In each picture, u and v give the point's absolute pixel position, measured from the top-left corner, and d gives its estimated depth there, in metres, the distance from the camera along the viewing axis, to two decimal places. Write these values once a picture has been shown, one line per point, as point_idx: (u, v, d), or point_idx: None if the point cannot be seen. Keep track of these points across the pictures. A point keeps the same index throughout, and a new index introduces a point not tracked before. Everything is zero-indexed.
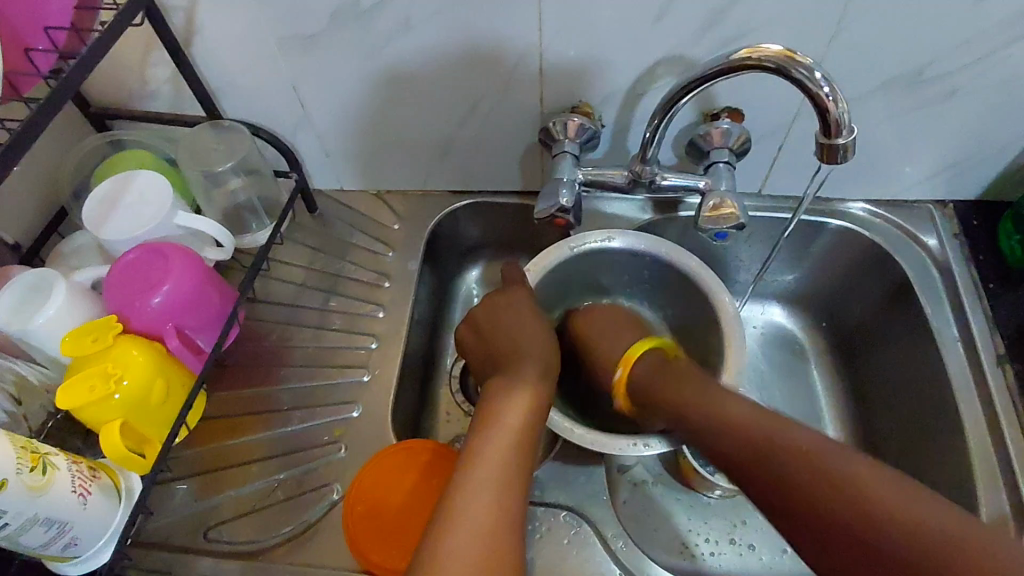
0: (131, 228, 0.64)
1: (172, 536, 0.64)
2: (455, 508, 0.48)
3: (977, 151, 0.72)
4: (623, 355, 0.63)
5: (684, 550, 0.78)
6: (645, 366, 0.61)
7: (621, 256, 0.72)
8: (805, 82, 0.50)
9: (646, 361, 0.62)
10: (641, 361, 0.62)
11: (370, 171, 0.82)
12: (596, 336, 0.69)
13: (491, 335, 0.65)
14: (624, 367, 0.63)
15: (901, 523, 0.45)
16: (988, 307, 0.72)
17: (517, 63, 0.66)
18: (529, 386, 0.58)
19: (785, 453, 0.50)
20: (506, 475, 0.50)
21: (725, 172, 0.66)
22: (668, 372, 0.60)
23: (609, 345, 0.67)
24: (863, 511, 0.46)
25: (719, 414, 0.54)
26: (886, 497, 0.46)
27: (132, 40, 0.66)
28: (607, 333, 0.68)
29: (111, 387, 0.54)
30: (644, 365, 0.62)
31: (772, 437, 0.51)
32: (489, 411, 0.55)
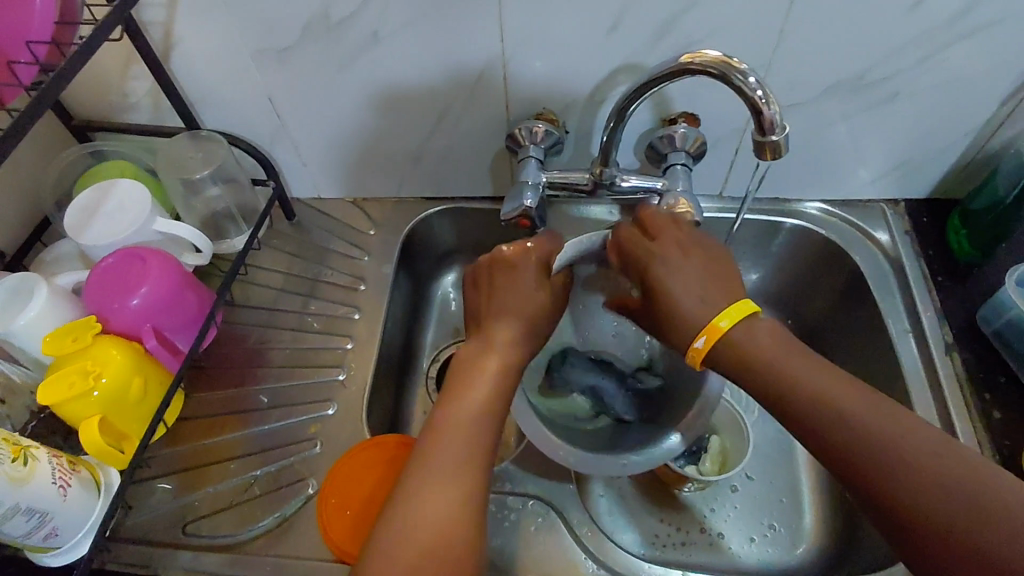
0: (111, 233, 0.67)
1: (149, 532, 0.65)
2: (417, 490, 0.47)
3: (922, 151, 0.76)
4: (713, 323, 0.52)
5: (656, 541, 0.80)
6: (739, 334, 0.52)
7: (610, 265, 0.67)
8: (741, 86, 0.53)
9: (736, 329, 0.52)
10: (737, 330, 0.52)
11: (346, 179, 0.85)
12: (679, 274, 0.55)
13: (497, 295, 0.58)
14: (708, 338, 0.52)
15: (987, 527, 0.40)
16: (937, 300, 0.75)
17: (482, 74, 0.70)
18: (506, 355, 0.55)
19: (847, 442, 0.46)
20: (473, 457, 0.49)
21: (683, 173, 0.69)
22: (777, 340, 0.51)
23: (689, 289, 0.55)
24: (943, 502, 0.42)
25: (822, 399, 0.47)
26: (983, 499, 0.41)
27: (113, 54, 0.69)
28: (688, 283, 0.55)
29: (90, 383, 0.56)
30: (742, 333, 0.52)
31: (878, 431, 0.45)
32: (459, 383, 0.53)
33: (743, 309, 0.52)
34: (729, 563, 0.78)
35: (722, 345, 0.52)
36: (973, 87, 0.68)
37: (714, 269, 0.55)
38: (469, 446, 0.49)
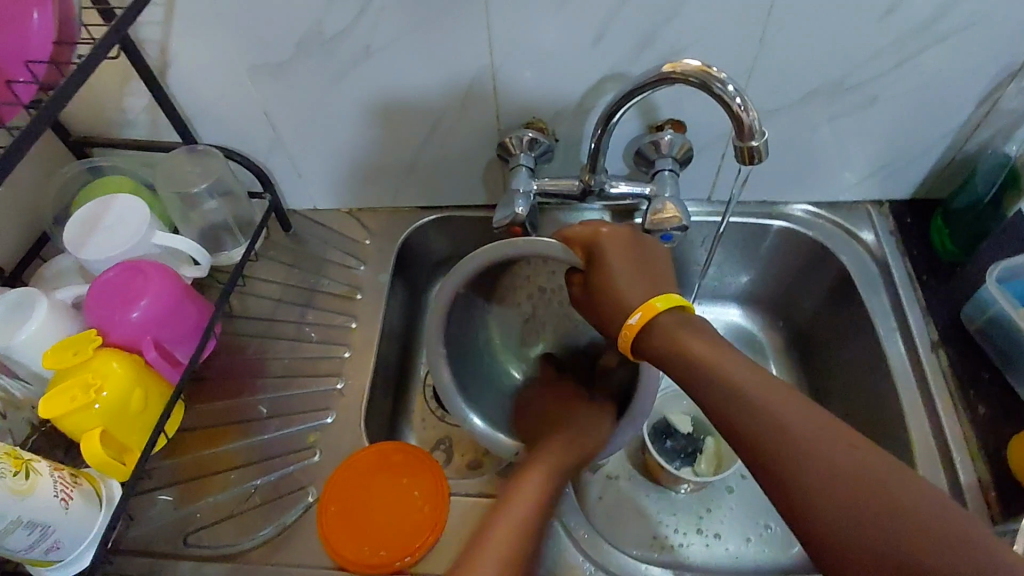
0: (111, 248, 0.68)
1: (152, 543, 0.66)
2: None
3: (904, 153, 0.77)
4: (648, 302, 0.57)
5: (654, 542, 0.81)
6: (668, 324, 0.55)
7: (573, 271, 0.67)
8: (721, 95, 0.54)
9: (670, 319, 0.56)
10: (669, 315, 0.56)
11: (341, 190, 0.86)
12: (621, 259, 0.62)
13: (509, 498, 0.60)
14: (643, 315, 0.56)
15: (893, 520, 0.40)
16: (922, 298, 0.76)
17: (471, 85, 0.71)
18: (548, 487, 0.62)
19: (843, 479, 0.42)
20: (504, 571, 0.53)
21: (670, 179, 0.71)
22: (699, 326, 0.54)
23: (630, 277, 0.60)
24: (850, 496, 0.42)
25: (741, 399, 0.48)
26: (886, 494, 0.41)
27: (110, 71, 0.70)
28: (629, 273, 0.60)
29: (91, 396, 0.57)
30: (670, 319, 0.55)
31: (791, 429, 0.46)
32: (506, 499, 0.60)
33: (675, 300, 0.57)
34: (726, 563, 0.79)
35: (656, 326, 0.56)
36: (950, 90, 0.70)
37: (645, 262, 0.62)
38: (519, 534, 0.57)
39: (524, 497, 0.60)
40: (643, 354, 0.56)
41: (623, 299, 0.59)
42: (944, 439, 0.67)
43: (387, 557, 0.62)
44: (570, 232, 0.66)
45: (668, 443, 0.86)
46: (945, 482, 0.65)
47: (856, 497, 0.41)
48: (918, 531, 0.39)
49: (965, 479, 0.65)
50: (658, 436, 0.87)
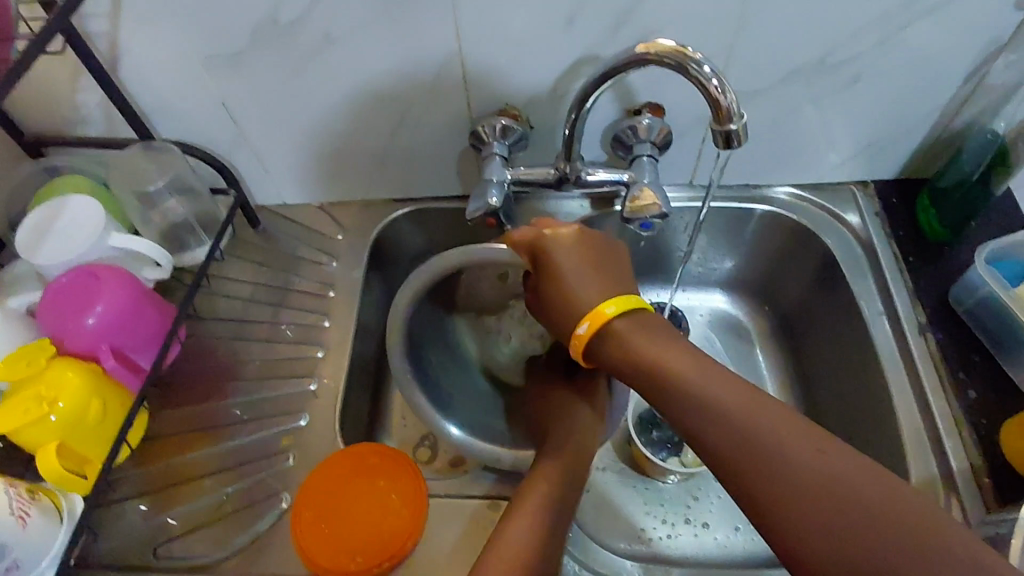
0: (66, 251, 0.65)
1: (120, 556, 0.63)
2: None
3: (890, 131, 0.75)
4: (596, 308, 0.54)
5: (641, 535, 0.79)
6: (620, 331, 0.53)
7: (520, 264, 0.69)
8: (697, 77, 0.52)
9: (617, 323, 0.53)
10: (620, 320, 0.54)
11: (310, 184, 0.83)
12: (571, 257, 0.59)
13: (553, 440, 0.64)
14: (589, 323, 0.54)
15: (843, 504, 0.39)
16: (910, 281, 0.75)
17: (440, 72, 0.68)
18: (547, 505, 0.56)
19: (809, 491, 0.40)
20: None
21: (649, 165, 0.69)
22: (655, 330, 0.52)
23: (576, 277, 0.58)
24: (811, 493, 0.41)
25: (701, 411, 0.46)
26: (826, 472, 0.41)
27: (59, 65, 0.67)
28: (575, 271, 0.58)
29: (45, 408, 0.54)
30: (624, 324, 0.53)
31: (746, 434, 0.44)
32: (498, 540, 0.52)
33: (626, 302, 0.54)
34: (715, 554, 0.78)
35: (609, 332, 0.53)
36: (937, 65, 0.68)
37: (600, 256, 0.59)
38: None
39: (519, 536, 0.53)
40: (596, 361, 0.55)
41: (576, 302, 0.56)
42: (933, 424, 0.66)
43: (363, 563, 0.60)
44: (513, 236, 0.63)
45: (654, 435, 0.84)
46: (935, 469, 0.64)
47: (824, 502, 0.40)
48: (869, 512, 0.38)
49: (956, 465, 0.63)
50: (643, 429, 0.85)
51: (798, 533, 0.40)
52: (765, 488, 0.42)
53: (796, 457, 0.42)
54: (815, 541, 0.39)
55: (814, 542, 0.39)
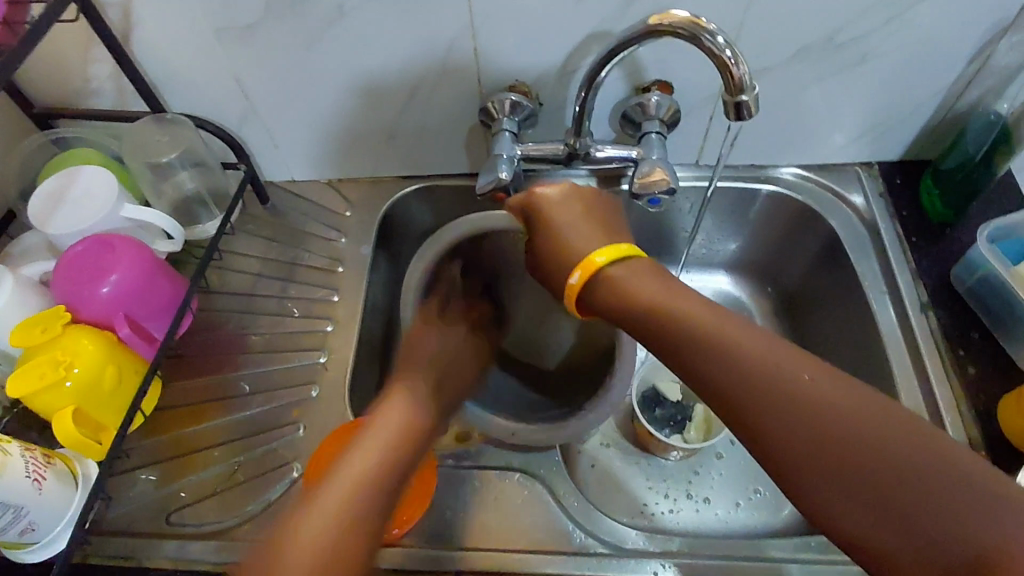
0: (79, 220, 0.65)
1: (134, 522, 0.64)
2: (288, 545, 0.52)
3: (895, 112, 0.76)
4: (589, 258, 0.55)
5: (644, 509, 0.81)
6: (622, 277, 0.53)
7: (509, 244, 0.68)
8: (710, 47, 0.52)
9: (615, 270, 0.54)
10: (615, 267, 0.54)
11: (319, 160, 0.84)
12: (567, 210, 0.60)
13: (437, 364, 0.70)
14: (582, 273, 0.55)
15: (855, 439, 0.39)
16: (912, 260, 0.76)
17: (451, 46, 0.69)
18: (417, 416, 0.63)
19: (819, 430, 0.40)
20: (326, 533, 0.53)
21: (657, 141, 0.69)
22: (652, 275, 0.52)
23: (574, 227, 0.58)
24: (824, 429, 0.40)
25: (715, 351, 0.46)
26: (842, 410, 0.40)
27: (71, 36, 0.67)
28: (575, 224, 0.59)
29: (61, 374, 0.55)
30: (618, 269, 0.54)
31: (763, 374, 0.43)
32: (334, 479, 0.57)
33: (620, 251, 0.55)
34: (716, 528, 0.79)
35: (604, 280, 0.54)
36: (943, 44, 0.68)
37: (592, 208, 0.60)
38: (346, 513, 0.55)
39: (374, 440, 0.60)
40: (592, 311, 0.55)
41: (570, 253, 0.57)
42: (932, 397, 0.67)
43: None
44: (508, 204, 0.63)
45: (658, 411, 0.85)
46: None
47: (831, 438, 0.40)
48: (883, 451, 0.38)
49: (954, 437, 0.64)
50: (647, 406, 0.86)
51: (828, 496, 0.39)
52: (776, 427, 0.42)
53: (818, 411, 0.41)
54: (824, 492, 0.39)
55: (851, 506, 0.38)
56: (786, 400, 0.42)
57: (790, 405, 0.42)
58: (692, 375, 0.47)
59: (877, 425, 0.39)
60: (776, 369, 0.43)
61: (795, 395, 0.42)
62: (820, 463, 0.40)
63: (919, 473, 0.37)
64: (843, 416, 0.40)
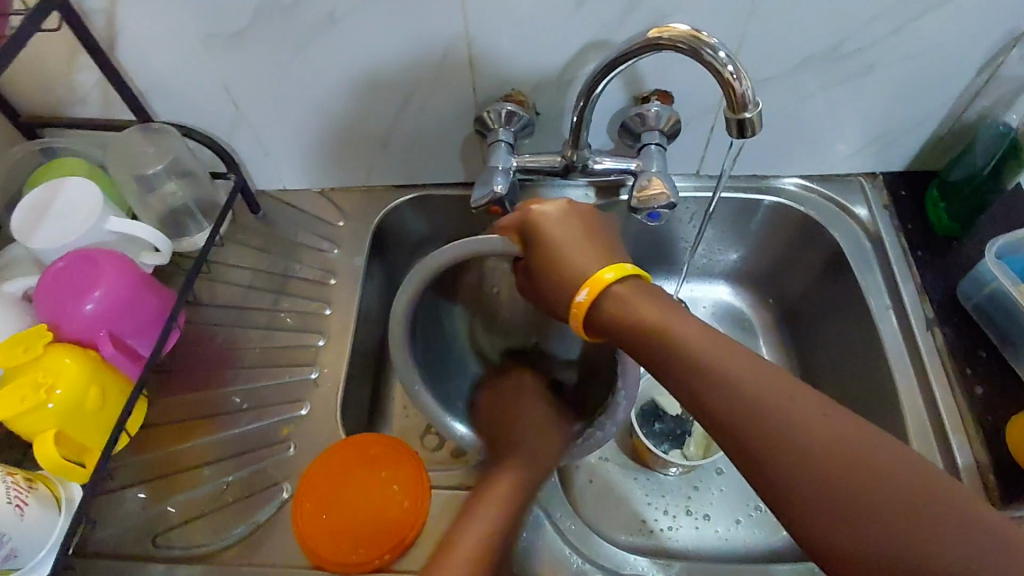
0: (63, 235, 0.64)
1: (119, 545, 0.63)
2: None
3: (900, 122, 0.74)
4: (596, 275, 0.52)
5: (642, 526, 0.79)
6: (627, 296, 0.51)
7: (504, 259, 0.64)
8: (711, 63, 0.50)
9: (619, 289, 0.52)
10: (622, 285, 0.52)
11: (311, 168, 0.82)
12: (568, 227, 0.57)
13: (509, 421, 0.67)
14: (590, 291, 0.52)
15: (868, 484, 0.38)
16: (917, 274, 0.74)
17: (445, 55, 0.67)
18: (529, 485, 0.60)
19: (830, 470, 0.39)
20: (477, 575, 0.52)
21: (657, 153, 0.67)
22: (660, 296, 0.50)
23: (576, 245, 0.56)
24: (836, 470, 0.39)
25: (722, 381, 0.44)
26: (853, 451, 0.40)
27: (54, 44, 0.65)
28: (576, 242, 0.56)
29: (43, 395, 0.53)
30: (626, 287, 0.51)
31: (773, 407, 0.42)
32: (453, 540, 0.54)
33: (626, 269, 0.52)
34: (715, 546, 0.78)
35: (612, 299, 0.51)
36: (951, 54, 0.66)
37: (591, 225, 0.58)
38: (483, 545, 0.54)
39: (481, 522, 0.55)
40: (595, 331, 0.53)
41: (574, 271, 0.54)
42: (938, 417, 0.65)
43: (364, 555, 0.59)
44: (502, 220, 0.61)
45: (657, 426, 0.84)
46: (941, 463, 0.63)
47: (843, 480, 0.39)
48: (897, 498, 0.38)
49: (961, 458, 0.63)
50: (646, 420, 0.84)
51: (836, 537, 0.38)
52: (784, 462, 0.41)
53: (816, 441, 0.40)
54: (833, 533, 0.38)
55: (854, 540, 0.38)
56: (797, 435, 0.41)
57: (789, 435, 0.41)
58: (696, 404, 0.45)
59: (890, 470, 0.39)
60: (786, 403, 0.42)
61: (806, 431, 0.41)
62: (820, 493, 0.39)
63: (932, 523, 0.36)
64: (853, 453, 0.39)
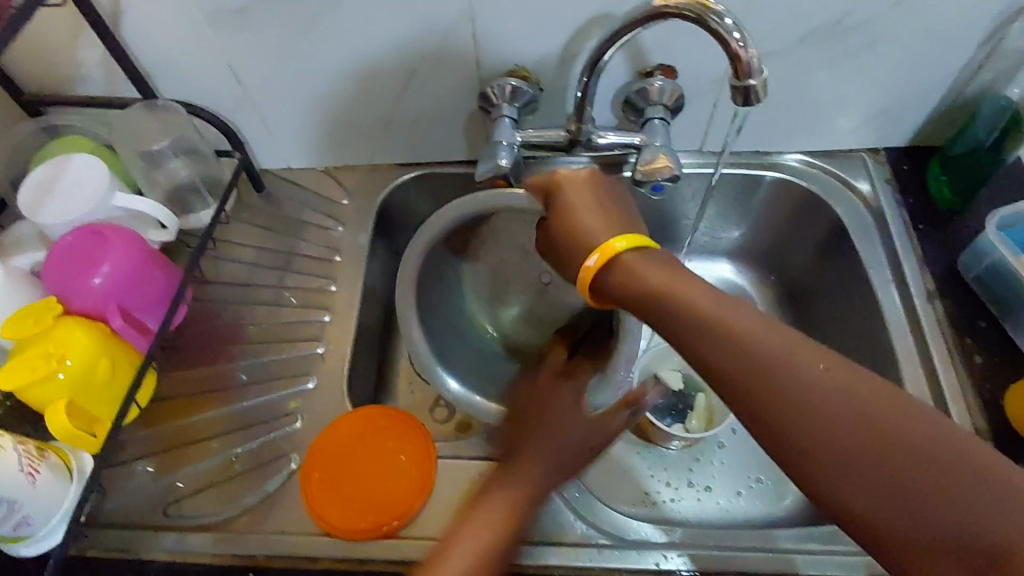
0: (69, 211, 0.64)
1: (130, 515, 0.63)
2: None
3: (903, 96, 0.74)
4: (608, 242, 0.52)
5: (646, 498, 0.80)
6: (636, 263, 0.51)
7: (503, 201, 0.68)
8: (718, 29, 0.51)
9: (631, 257, 0.51)
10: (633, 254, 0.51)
11: (316, 147, 0.82)
12: (584, 193, 0.57)
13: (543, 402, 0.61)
14: (600, 255, 0.52)
15: (891, 438, 0.38)
16: (919, 248, 0.74)
17: (449, 30, 0.67)
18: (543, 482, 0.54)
19: (850, 423, 0.39)
20: None
21: (661, 127, 0.68)
22: (670, 264, 0.50)
23: (591, 210, 0.56)
24: (858, 425, 0.39)
25: (733, 340, 0.43)
26: (874, 408, 0.39)
27: (58, 20, 0.65)
28: (591, 209, 0.56)
29: (53, 365, 0.54)
30: (637, 257, 0.51)
31: (783, 365, 0.41)
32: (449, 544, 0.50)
33: (639, 240, 0.52)
34: (717, 516, 0.79)
35: (621, 266, 0.51)
36: (954, 28, 0.66)
37: (607, 195, 0.58)
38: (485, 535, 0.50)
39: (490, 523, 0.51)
40: (605, 296, 0.52)
41: (585, 237, 0.54)
42: (938, 386, 0.66)
43: (374, 521, 0.61)
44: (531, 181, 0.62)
45: (659, 401, 0.85)
46: None
47: (864, 432, 0.38)
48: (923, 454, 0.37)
49: (960, 427, 0.64)
50: (648, 395, 0.85)
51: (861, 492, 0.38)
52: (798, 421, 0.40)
53: (830, 407, 0.40)
54: (858, 488, 0.38)
55: (874, 496, 0.37)
56: (812, 394, 0.40)
57: (804, 399, 0.40)
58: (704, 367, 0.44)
59: (914, 425, 0.38)
60: (796, 362, 0.41)
61: (821, 390, 0.40)
62: (842, 447, 0.39)
63: (964, 475, 0.35)
64: (871, 407, 0.39)
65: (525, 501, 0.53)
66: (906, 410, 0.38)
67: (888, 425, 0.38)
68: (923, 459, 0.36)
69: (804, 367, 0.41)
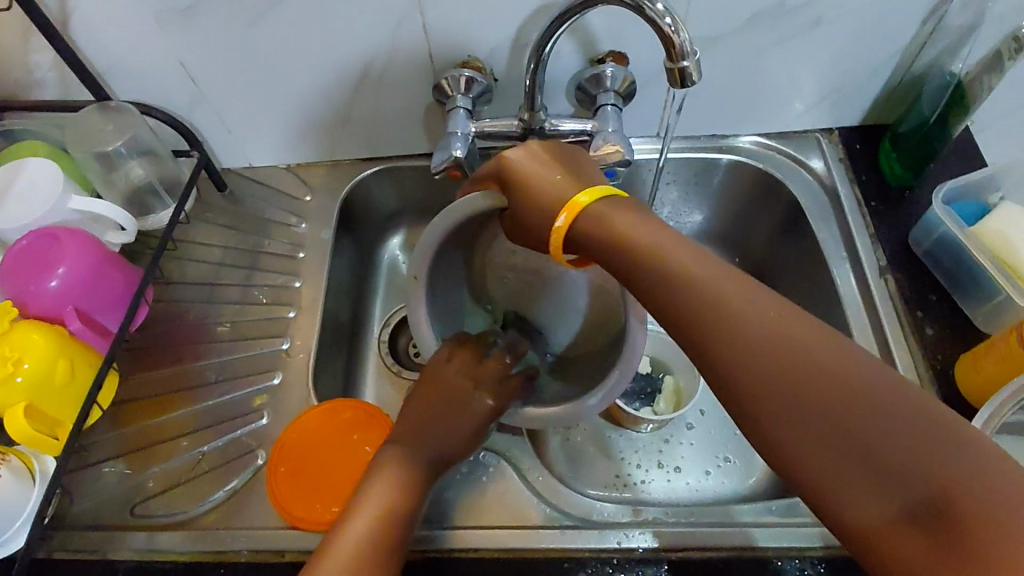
0: (23, 214, 0.64)
1: (98, 517, 0.63)
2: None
3: (853, 75, 0.75)
4: (572, 199, 0.48)
5: (617, 481, 0.81)
6: (600, 212, 0.47)
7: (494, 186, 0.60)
8: (652, 15, 0.52)
9: (599, 207, 0.47)
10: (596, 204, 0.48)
11: (276, 144, 0.82)
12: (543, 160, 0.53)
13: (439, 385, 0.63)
14: (567, 214, 0.48)
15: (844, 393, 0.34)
16: (871, 224, 0.76)
17: (400, 23, 0.67)
18: (429, 459, 0.58)
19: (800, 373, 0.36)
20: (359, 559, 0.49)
21: (613, 114, 0.69)
22: (632, 210, 0.46)
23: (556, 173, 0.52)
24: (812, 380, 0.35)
25: (693, 289, 0.41)
26: (828, 363, 0.36)
27: (6, 25, 0.65)
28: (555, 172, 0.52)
29: (11, 369, 0.54)
30: (602, 207, 0.47)
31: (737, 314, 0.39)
32: (360, 500, 0.53)
33: (603, 191, 0.48)
34: (686, 496, 0.80)
35: (587, 218, 0.47)
36: (897, 5, 0.68)
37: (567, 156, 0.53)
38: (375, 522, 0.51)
39: (374, 505, 0.52)
40: (572, 250, 0.49)
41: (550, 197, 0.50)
42: (891, 359, 0.68)
43: (339, 512, 0.61)
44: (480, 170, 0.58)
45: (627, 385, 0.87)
46: None
47: (816, 385, 0.35)
48: (875, 412, 0.33)
49: None
50: None
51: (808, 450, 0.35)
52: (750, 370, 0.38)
53: (781, 355, 0.37)
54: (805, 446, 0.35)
55: (819, 456, 0.34)
56: (769, 341, 0.37)
57: (759, 346, 0.38)
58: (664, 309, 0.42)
59: (871, 383, 0.34)
60: (751, 311, 0.39)
61: (776, 339, 0.37)
62: (794, 399, 0.36)
63: (918, 439, 0.32)
64: (828, 360, 0.36)
65: (411, 488, 0.55)
66: (862, 367, 0.35)
67: (855, 377, 0.35)
68: (875, 418, 0.33)
69: (762, 317, 0.38)
